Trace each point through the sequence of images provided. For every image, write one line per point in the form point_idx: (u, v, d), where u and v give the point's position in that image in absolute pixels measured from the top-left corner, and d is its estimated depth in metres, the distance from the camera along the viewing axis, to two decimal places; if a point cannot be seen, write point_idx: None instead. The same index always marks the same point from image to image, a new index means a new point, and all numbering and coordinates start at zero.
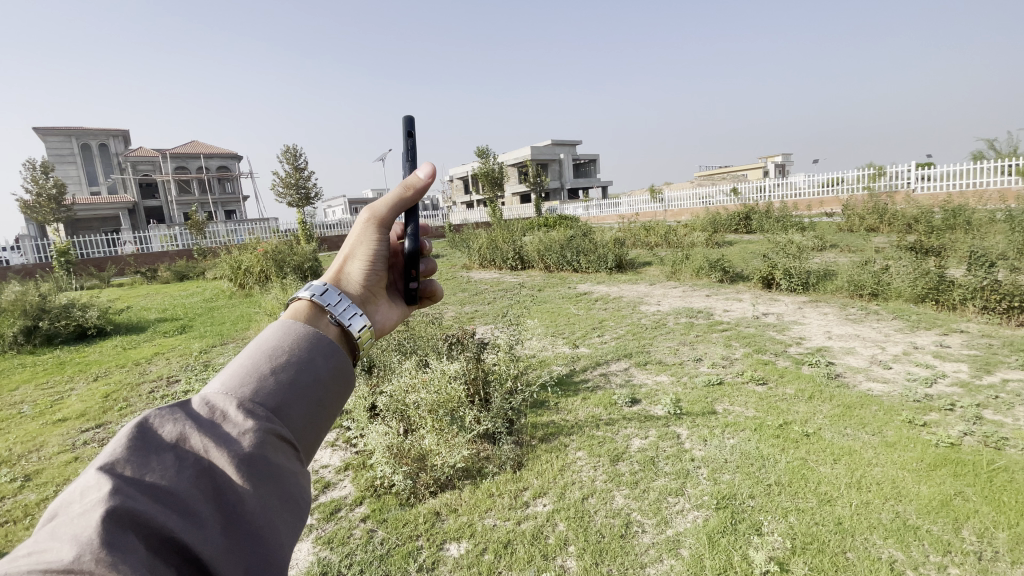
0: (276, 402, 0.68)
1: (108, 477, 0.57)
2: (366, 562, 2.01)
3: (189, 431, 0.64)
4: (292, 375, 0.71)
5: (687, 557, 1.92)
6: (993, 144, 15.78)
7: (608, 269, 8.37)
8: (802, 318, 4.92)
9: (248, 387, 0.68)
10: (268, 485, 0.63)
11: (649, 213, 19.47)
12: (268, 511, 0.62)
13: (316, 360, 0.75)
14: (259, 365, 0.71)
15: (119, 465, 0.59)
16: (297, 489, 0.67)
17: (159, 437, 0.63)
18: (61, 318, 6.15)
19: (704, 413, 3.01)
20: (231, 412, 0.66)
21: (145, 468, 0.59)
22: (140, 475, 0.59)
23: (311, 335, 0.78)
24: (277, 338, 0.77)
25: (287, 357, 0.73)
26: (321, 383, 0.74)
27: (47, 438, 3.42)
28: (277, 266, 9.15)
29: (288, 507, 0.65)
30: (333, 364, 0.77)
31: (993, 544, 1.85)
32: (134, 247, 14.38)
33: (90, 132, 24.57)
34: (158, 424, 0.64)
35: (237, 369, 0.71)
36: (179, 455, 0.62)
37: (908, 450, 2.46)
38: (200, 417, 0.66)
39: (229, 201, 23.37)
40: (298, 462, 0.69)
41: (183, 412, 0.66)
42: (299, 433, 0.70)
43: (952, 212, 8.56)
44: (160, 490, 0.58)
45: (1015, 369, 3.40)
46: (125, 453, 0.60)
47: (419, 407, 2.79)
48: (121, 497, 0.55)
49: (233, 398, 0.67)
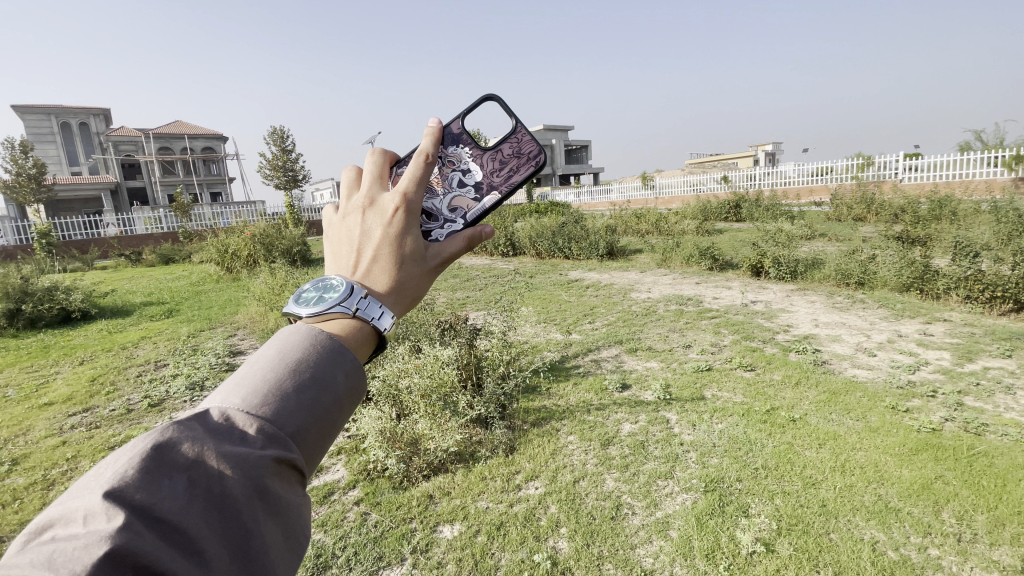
0: (295, 426, 0.60)
1: (118, 505, 0.49)
2: (360, 545, 2.04)
3: (205, 452, 0.55)
4: (314, 396, 0.62)
5: (676, 538, 1.97)
6: (980, 135, 15.95)
7: (599, 256, 8.40)
8: (790, 306, 5.00)
9: (268, 408, 0.60)
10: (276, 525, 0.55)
11: (640, 200, 19.51)
12: (272, 552, 0.54)
13: (338, 378, 0.66)
14: (282, 382, 0.62)
15: (128, 490, 0.50)
16: (299, 524, 0.59)
17: (172, 456, 0.54)
18: (45, 300, 6.04)
19: (693, 398, 3.06)
20: (250, 434, 0.58)
21: (154, 495, 0.51)
22: (149, 504, 0.50)
23: (335, 350, 0.68)
24: (301, 349, 0.67)
25: (312, 374, 0.64)
26: (339, 404, 0.65)
27: (34, 421, 3.39)
28: (266, 250, 9.05)
29: (289, 544, 0.58)
30: (352, 383, 0.68)
31: (972, 527, 1.92)
32: (118, 229, 14.12)
33: (69, 110, 23.87)
34: (169, 441, 0.55)
35: (258, 382, 0.62)
36: (192, 480, 0.53)
37: (891, 435, 2.53)
38: (219, 435, 0.57)
39: (214, 182, 22.90)
40: (302, 492, 0.61)
41: (200, 428, 0.57)
42: (311, 460, 0.62)
43: (938, 203, 8.68)
44: (168, 525, 0.50)
45: (996, 357, 3.49)
46: (136, 475, 0.51)
47: (411, 391, 2.81)
48: (131, 532, 0.47)
49: (253, 419, 0.59)
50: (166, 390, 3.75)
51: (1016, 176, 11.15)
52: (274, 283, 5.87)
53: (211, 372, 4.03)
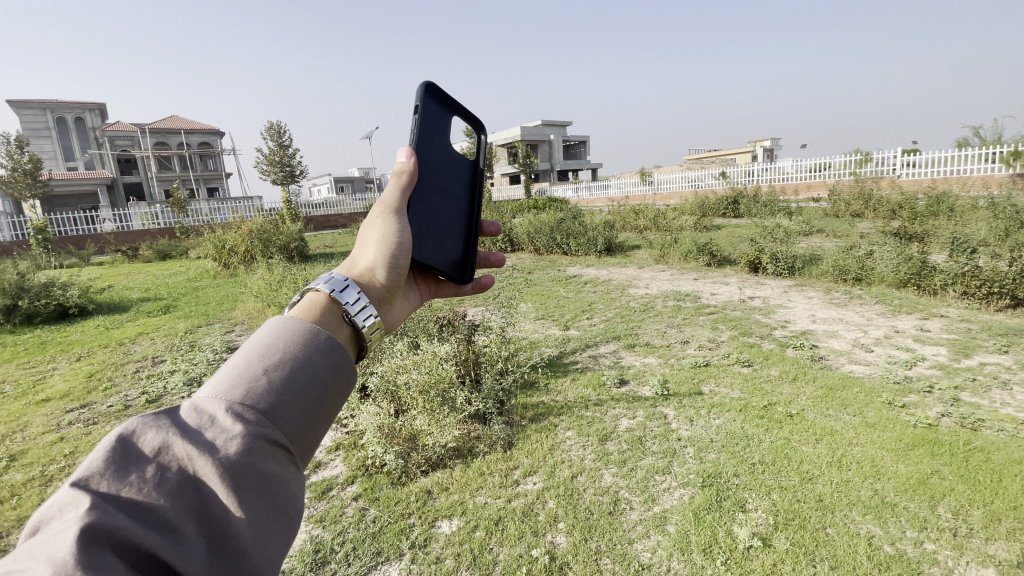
0: (268, 404, 0.60)
1: (85, 493, 0.51)
2: (358, 540, 2.04)
3: (172, 438, 0.56)
4: (286, 374, 0.62)
5: (673, 533, 1.98)
6: (978, 132, 15.98)
7: (597, 252, 8.40)
8: (787, 302, 5.01)
9: (238, 390, 0.60)
10: (256, 499, 0.55)
11: (639, 196, 19.49)
12: (255, 526, 0.54)
13: (313, 355, 0.66)
14: (251, 364, 0.62)
15: (96, 480, 0.52)
16: (289, 500, 0.59)
17: (139, 447, 0.56)
18: (41, 296, 6.01)
19: (690, 394, 3.07)
20: (218, 417, 0.58)
21: (122, 480, 0.52)
22: (117, 490, 0.51)
23: (308, 331, 0.68)
24: (271, 334, 0.67)
25: (283, 354, 0.64)
26: (318, 382, 0.65)
27: (31, 417, 3.38)
28: (263, 246, 9.02)
29: (278, 520, 0.57)
30: (331, 360, 0.67)
31: (968, 521, 1.93)
32: (115, 225, 14.05)
33: (64, 104, 23.66)
34: (137, 431, 0.57)
35: (227, 369, 0.63)
36: (162, 465, 0.54)
37: (887, 430, 2.54)
38: (190, 422, 0.58)
39: (211, 178, 22.79)
40: (292, 468, 0.60)
41: (168, 418, 0.59)
42: (294, 435, 0.61)
43: (936, 199, 8.70)
44: (139, 507, 0.51)
45: (992, 353, 3.51)
46: (105, 465, 0.53)
47: (409, 387, 2.81)
48: (98, 515, 0.48)
49: (222, 402, 0.59)
50: (164, 386, 3.74)
51: (1014, 172, 11.17)
52: (271, 279, 5.85)
53: (209, 368, 4.02)
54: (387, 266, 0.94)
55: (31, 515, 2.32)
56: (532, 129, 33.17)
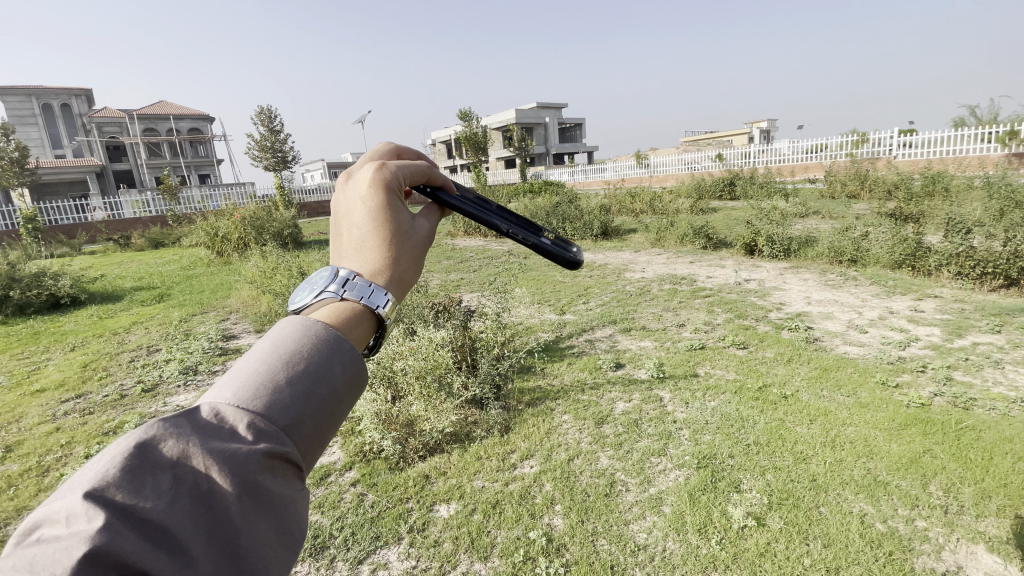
0: (288, 418, 0.55)
1: (95, 505, 0.46)
2: (357, 525, 2.05)
3: (191, 449, 0.52)
4: (308, 385, 0.57)
5: (669, 513, 2.00)
6: (975, 111, 15.85)
7: (593, 236, 8.37)
8: (782, 284, 5.02)
9: (260, 398, 0.55)
10: (266, 520, 0.51)
11: (635, 179, 19.35)
12: (264, 548, 0.50)
13: (334, 366, 0.60)
14: (275, 372, 0.57)
15: (110, 489, 0.48)
16: (295, 518, 0.55)
17: (158, 453, 0.52)
18: (33, 287, 5.95)
19: (686, 376, 3.09)
20: (241, 430, 0.54)
21: (138, 493, 0.48)
22: (132, 503, 0.47)
23: (332, 338, 0.62)
24: (295, 337, 0.61)
25: (306, 362, 0.59)
26: (338, 395, 0.60)
27: (26, 408, 3.37)
28: (257, 233, 8.92)
29: (285, 541, 0.53)
30: (353, 372, 0.61)
31: (959, 498, 1.96)
32: (105, 213, 13.88)
33: (48, 89, 23.13)
34: (156, 436, 0.52)
35: (249, 373, 0.58)
36: (177, 478, 0.50)
37: (880, 410, 2.57)
38: (207, 432, 0.54)
39: (202, 164, 22.46)
40: (299, 486, 0.56)
41: (188, 422, 0.54)
42: (310, 451, 0.57)
43: (932, 178, 8.67)
44: (149, 524, 0.46)
45: (985, 332, 3.54)
46: (117, 474, 0.49)
47: (407, 373, 2.81)
48: (108, 534, 0.44)
49: (244, 411, 0.54)
50: (159, 375, 3.73)
51: (1010, 152, 11.17)
52: (265, 267, 5.80)
53: (204, 357, 4.00)
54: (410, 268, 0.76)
55: (29, 505, 2.33)
56: (528, 112, 32.79)
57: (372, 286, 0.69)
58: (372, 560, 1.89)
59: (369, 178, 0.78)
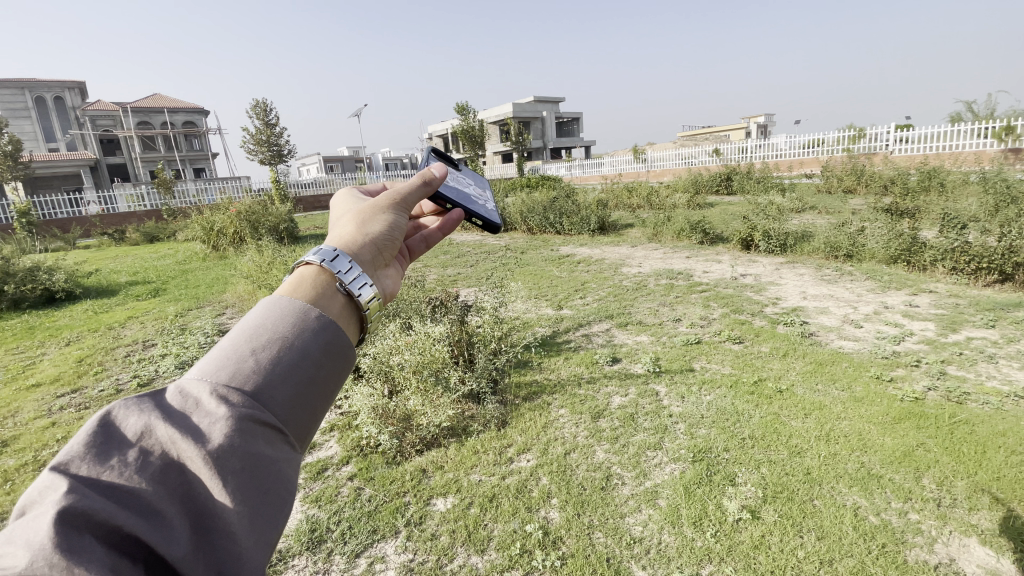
0: (256, 385, 0.55)
1: (62, 477, 0.47)
2: (354, 519, 2.06)
3: (155, 422, 0.53)
4: (276, 354, 0.57)
5: (664, 507, 2.01)
6: (970, 106, 15.88)
7: (590, 231, 8.35)
8: (779, 279, 5.03)
9: (225, 370, 0.56)
10: (244, 482, 0.51)
11: (632, 173, 19.30)
12: (244, 510, 0.50)
13: (304, 335, 0.60)
14: (239, 347, 0.58)
15: (76, 464, 0.49)
16: (281, 483, 0.54)
17: (123, 431, 0.53)
18: (27, 281, 5.90)
19: (682, 370, 3.10)
20: (206, 401, 0.54)
21: (103, 465, 0.49)
22: (99, 474, 0.49)
23: (299, 310, 0.62)
24: (262, 313, 0.62)
25: (273, 334, 0.59)
26: (314, 360, 0.59)
27: (22, 403, 3.35)
28: (252, 227, 8.86)
29: (268, 503, 0.53)
30: (326, 340, 0.61)
31: (952, 492, 1.98)
32: (100, 207, 13.76)
33: (40, 81, 22.81)
34: (120, 416, 0.54)
35: (217, 350, 0.59)
36: (144, 448, 0.51)
37: (875, 404, 2.58)
38: (174, 407, 0.55)
39: (197, 158, 22.27)
40: (286, 450, 0.56)
41: (153, 400, 0.55)
42: (290, 417, 0.57)
43: (928, 174, 8.67)
44: (119, 491, 0.48)
45: (980, 327, 3.56)
46: (84, 449, 0.50)
47: (403, 367, 2.81)
48: (74, 499, 0.45)
49: (208, 382, 0.55)
50: (155, 370, 3.72)
51: (1005, 148, 11.24)
52: (261, 261, 5.77)
53: (200, 351, 3.98)
54: (360, 233, 0.80)
55: None
56: (525, 106, 32.65)
57: (325, 250, 0.72)
58: (369, 554, 1.90)
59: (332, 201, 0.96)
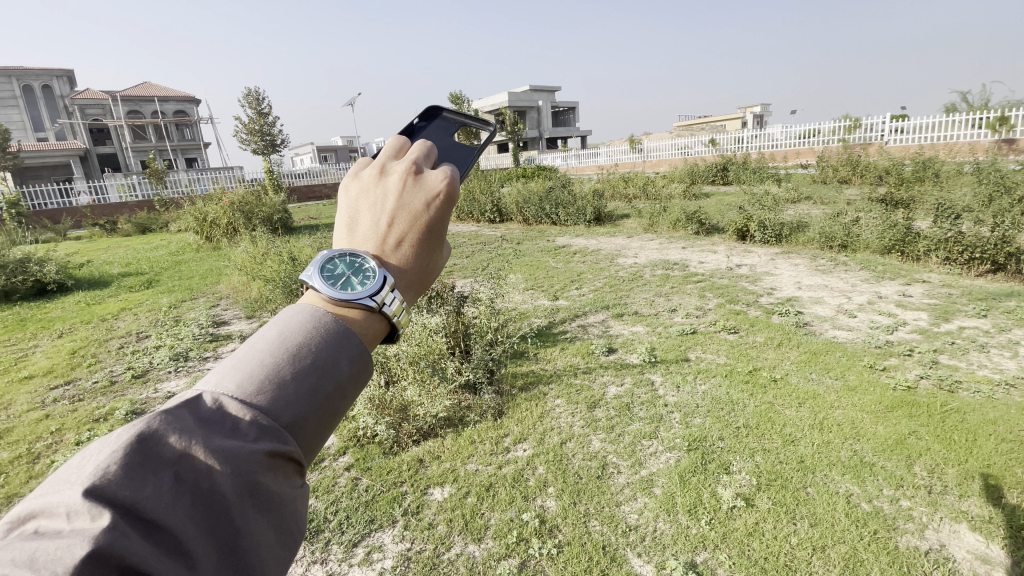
0: (292, 415, 0.54)
1: (97, 503, 0.44)
2: (352, 508, 2.07)
3: (195, 445, 0.50)
4: (314, 382, 0.56)
5: (660, 495, 2.03)
6: (965, 97, 15.91)
7: (586, 222, 8.34)
8: (774, 269, 5.05)
9: (266, 393, 0.54)
10: (267, 524, 0.50)
11: (628, 164, 19.25)
12: (263, 550, 0.49)
13: (341, 361, 0.58)
14: (280, 366, 0.56)
15: (106, 487, 0.45)
16: (295, 519, 0.54)
17: (159, 448, 0.49)
18: (18, 272, 5.84)
19: (677, 360, 3.12)
20: (245, 426, 0.52)
21: (136, 490, 0.46)
22: (134, 499, 0.45)
23: (340, 334, 0.60)
24: (302, 330, 0.59)
25: (311, 357, 0.57)
26: (342, 391, 0.58)
27: (15, 394, 3.33)
28: (246, 218, 8.80)
29: (283, 540, 0.52)
30: (358, 369, 0.60)
31: (943, 479, 2.01)
32: (90, 198, 13.58)
33: (27, 69, 22.40)
34: (156, 430, 0.50)
35: (253, 365, 0.56)
36: (180, 475, 0.48)
37: (868, 393, 2.61)
38: (210, 426, 0.52)
39: (189, 148, 22.02)
40: (299, 483, 0.56)
41: (188, 415, 0.52)
42: (311, 448, 0.57)
43: (922, 164, 8.71)
44: (152, 523, 0.45)
45: (971, 317, 3.60)
46: (118, 468, 0.46)
47: (400, 359, 2.83)
48: (113, 536, 0.42)
49: (248, 407, 0.53)
50: (150, 361, 3.70)
51: (999, 138, 11.28)
52: (255, 252, 5.73)
53: (195, 343, 3.97)
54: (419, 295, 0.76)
55: (19, 492, 2.32)
56: (520, 96, 32.44)
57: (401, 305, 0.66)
58: (367, 543, 1.91)
59: (435, 185, 0.74)
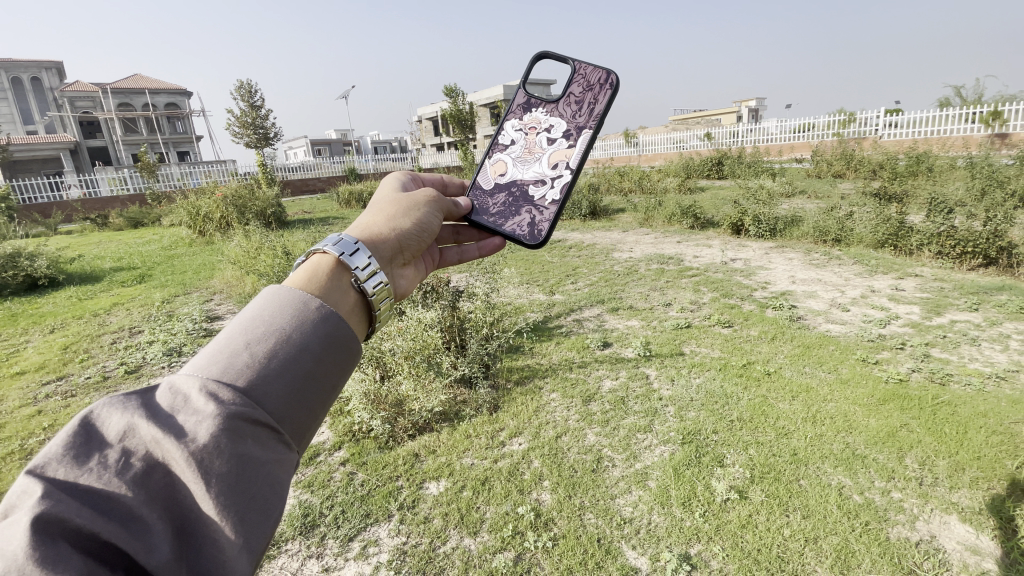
0: (248, 382, 0.54)
1: (38, 481, 0.46)
2: (347, 503, 2.07)
3: (137, 421, 0.51)
4: (272, 348, 0.56)
5: (654, 488, 2.04)
6: (959, 92, 16.01)
7: (582, 216, 8.32)
8: (768, 264, 5.07)
9: (218, 365, 0.55)
10: (228, 488, 0.50)
11: (623, 157, 19.24)
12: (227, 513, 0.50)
13: (304, 329, 0.59)
14: (233, 338, 0.56)
15: (53, 466, 0.48)
16: (273, 484, 0.54)
17: (104, 430, 0.51)
18: (8, 267, 5.77)
19: (672, 354, 3.13)
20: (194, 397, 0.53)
21: (81, 467, 0.48)
22: (76, 476, 0.48)
23: (296, 301, 0.61)
24: (259, 305, 0.61)
25: (268, 327, 0.58)
26: (312, 354, 0.59)
27: (6, 391, 3.30)
28: (239, 212, 8.71)
29: (257, 506, 0.52)
30: (327, 332, 0.61)
31: (934, 471, 2.03)
32: (81, 191, 13.41)
33: (15, 61, 22.05)
34: (102, 415, 0.52)
35: (210, 343, 0.57)
36: (126, 450, 0.50)
37: (861, 387, 2.63)
38: (158, 405, 0.53)
39: (182, 141, 21.78)
40: (279, 449, 0.56)
41: (137, 398, 0.54)
42: (283, 413, 0.56)
43: (916, 158, 8.76)
44: (97, 495, 0.47)
45: (963, 310, 3.63)
46: (63, 449, 0.49)
47: (395, 353, 2.81)
48: (50, 505, 0.44)
49: (197, 379, 0.54)
50: (143, 356, 3.68)
51: (992, 133, 11.38)
52: (248, 247, 5.67)
53: (188, 338, 3.94)
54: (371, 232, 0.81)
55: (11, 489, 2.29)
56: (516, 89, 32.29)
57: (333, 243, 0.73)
58: (363, 537, 1.91)
59: None
